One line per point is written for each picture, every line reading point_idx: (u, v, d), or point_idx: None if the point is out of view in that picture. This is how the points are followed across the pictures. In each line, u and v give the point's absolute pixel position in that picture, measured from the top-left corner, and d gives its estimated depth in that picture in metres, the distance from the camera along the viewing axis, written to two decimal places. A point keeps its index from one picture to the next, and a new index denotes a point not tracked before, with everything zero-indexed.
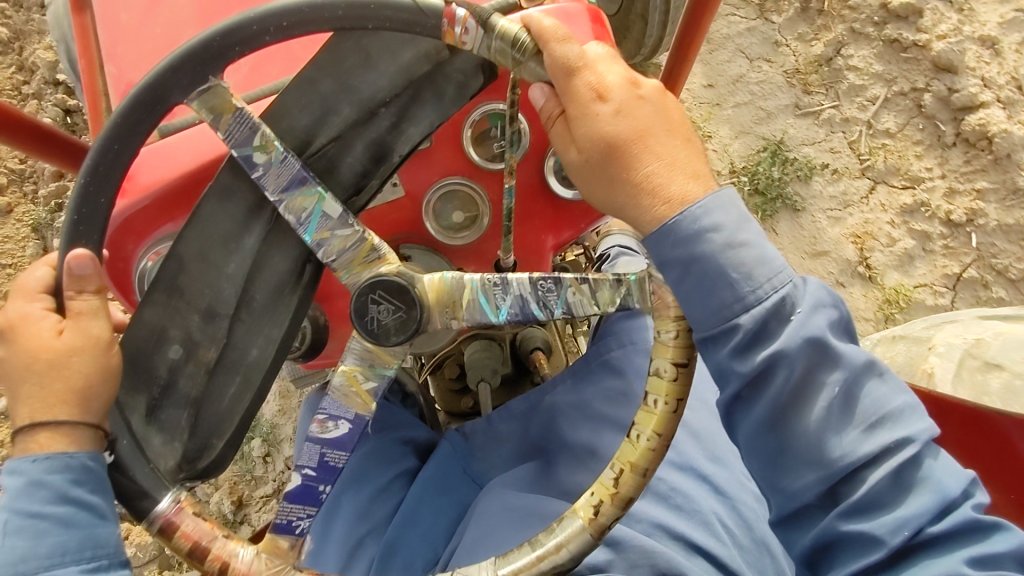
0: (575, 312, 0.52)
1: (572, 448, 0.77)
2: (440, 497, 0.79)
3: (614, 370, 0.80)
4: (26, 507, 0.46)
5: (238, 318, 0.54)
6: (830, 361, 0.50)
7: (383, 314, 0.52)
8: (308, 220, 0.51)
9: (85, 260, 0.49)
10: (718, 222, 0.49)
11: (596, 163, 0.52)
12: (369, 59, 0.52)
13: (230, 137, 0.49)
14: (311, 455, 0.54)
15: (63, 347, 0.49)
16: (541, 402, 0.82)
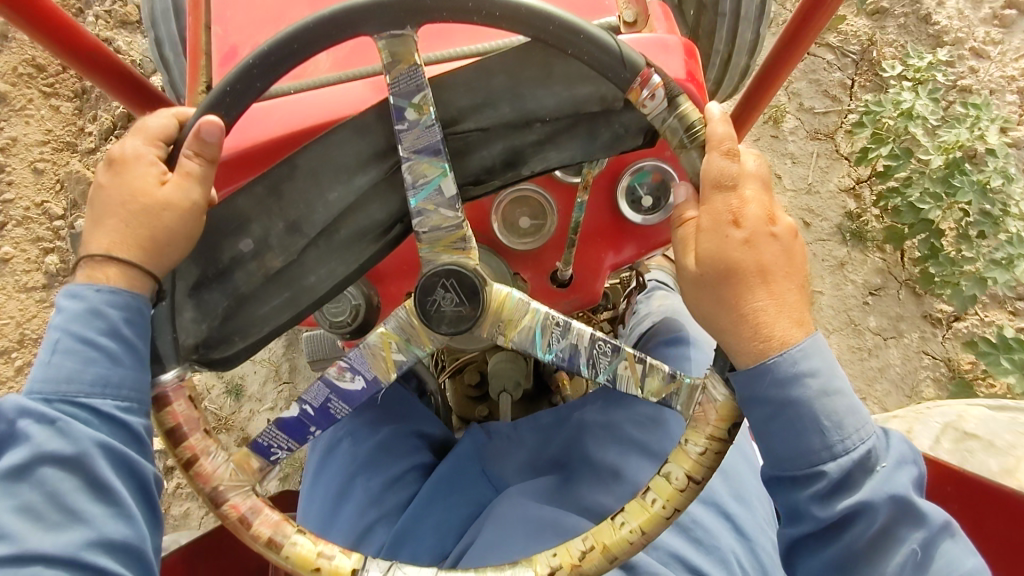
0: (618, 383, 0.54)
1: (595, 466, 0.76)
2: (451, 494, 0.79)
3: (650, 399, 0.80)
4: (82, 332, 0.50)
5: (313, 244, 0.56)
6: (913, 516, 0.49)
7: (445, 301, 0.53)
8: (421, 187, 0.52)
9: (215, 130, 0.51)
10: (816, 364, 0.49)
11: (708, 282, 0.51)
12: (550, 76, 0.53)
13: (395, 85, 0.51)
14: (317, 396, 0.56)
15: (166, 199, 0.53)
16: (570, 417, 0.83)
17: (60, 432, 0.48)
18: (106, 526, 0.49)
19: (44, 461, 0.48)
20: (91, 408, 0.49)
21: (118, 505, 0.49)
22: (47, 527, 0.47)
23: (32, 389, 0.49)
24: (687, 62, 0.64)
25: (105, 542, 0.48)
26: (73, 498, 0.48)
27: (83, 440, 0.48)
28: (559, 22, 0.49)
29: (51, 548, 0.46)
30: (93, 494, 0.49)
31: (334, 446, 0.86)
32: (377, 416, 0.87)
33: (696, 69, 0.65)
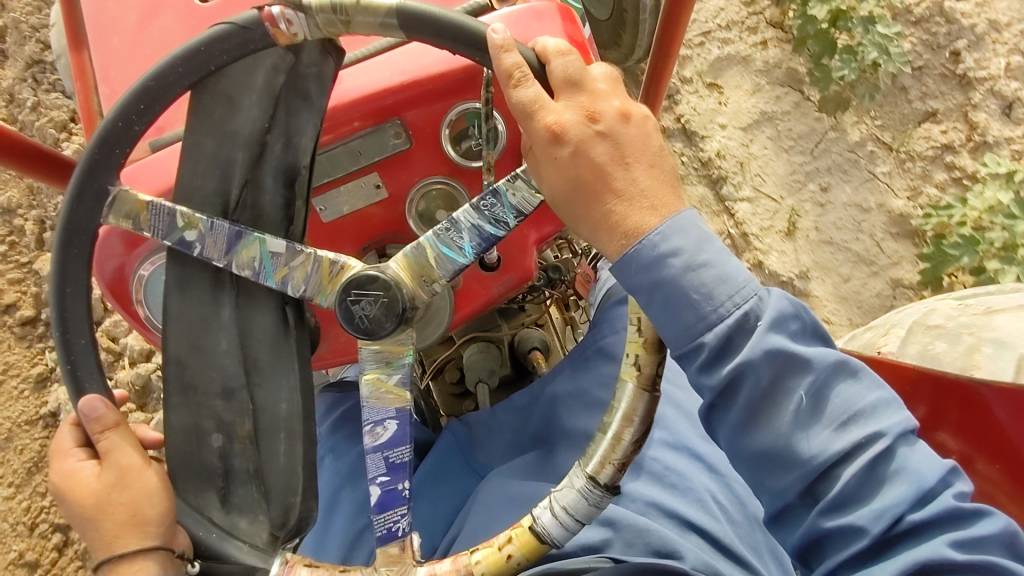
0: (524, 210, 0.54)
1: (570, 435, 0.77)
2: (440, 484, 0.81)
3: (608, 355, 0.80)
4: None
5: (252, 383, 0.56)
6: (793, 363, 0.50)
7: (368, 307, 0.52)
8: (263, 269, 0.54)
9: (94, 402, 0.53)
10: (671, 240, 0.50)
11: (560, 202, 0.54)
12: (232, 102, 0.54)
13: (155, 231, 0.54)
14: (376, 464, 0.53)
15: (128, 476, 0.53)
16: (542, 393, 0.82)
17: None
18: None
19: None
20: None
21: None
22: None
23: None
24: (565, 25, 0.64)
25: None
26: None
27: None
28: (180, 62, 0.50)
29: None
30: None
31: (322, 464, 0.86)
32: (355, 428, 0.87)
33: (577, 29, 0.64)
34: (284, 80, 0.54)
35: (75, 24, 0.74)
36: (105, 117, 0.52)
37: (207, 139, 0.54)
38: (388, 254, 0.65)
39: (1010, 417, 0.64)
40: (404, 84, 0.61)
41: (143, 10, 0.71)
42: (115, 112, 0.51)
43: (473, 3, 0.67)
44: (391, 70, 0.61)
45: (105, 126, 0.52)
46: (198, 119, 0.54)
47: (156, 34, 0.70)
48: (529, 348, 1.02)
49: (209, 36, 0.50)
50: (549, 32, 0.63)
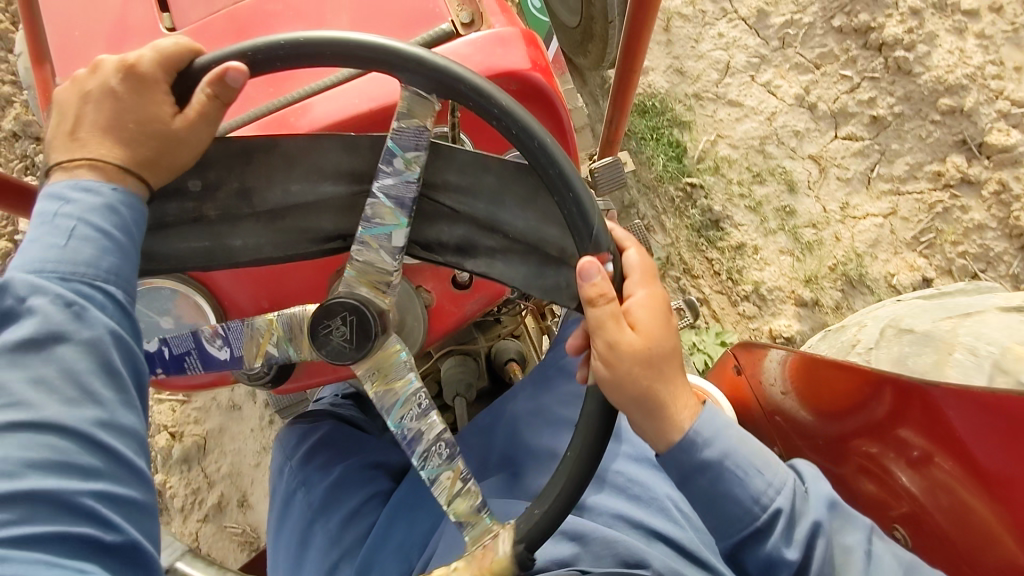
0: (433, 483, 0.60)
1: (537, 454, 0.81)
2: (415, 510, 0.79)
3: (567, 374, 0.88)
4: (97, 222, 0.51)
5: (256, 219, 0.60)
6: (856, 527, 0.65)
7: (335, 330, 0.57)
8: (375, 224, 0.57)
9: (240, 77, 0.52)
10: (715, 438, 0.62)
11: (654, 357, 0.58)
12: (533, 197, 0.59)
13: (399, 130, 0.54)
14: (182, 345, 0.63)
15: (173, 127, 0.53)
16: (504, 412, 0.88)
17: (77, 316, 0.49)
18: (119, 413, 0.50)
19: (60, 339, 0.48)
20: (108, 294, 0.51)
21: (126, 396, 0.51)
22: (62, 401, 0.47)
23: (41, 266, 0.49)
24: (529, 49, 0.66)
25: (112, 494, 0.48)
26: (90, 379, 0.48)
27: (97, 326, 0.49)
28: (560, 168, 0.54)
29: (67, 421, 0.46)
30: (102, 377, 0.49)
31: (290, 500, 0.88)
32: (329, 455, 0.89)
33: (539, 52, 0.67)
34: (553, 254, 0.59)
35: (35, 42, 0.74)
36: (498, 92, 0.53)
37: (490, 176, 0.59)
38: None
39: (962, 418, 0.68)
40: (373, 112, 0.63)
41: (109, 43, 0.72)
42: (502, 105, 0.53)
43: (438, 31, 0.68)
44: (358, 97, 0.64)
45: (488, 91, 0.53)
46: (512, 177, 0.58)
47: None
48: (505, 359, 1.04)
49: (583, 201, 0.54)
50: (513, 56, 0.64)
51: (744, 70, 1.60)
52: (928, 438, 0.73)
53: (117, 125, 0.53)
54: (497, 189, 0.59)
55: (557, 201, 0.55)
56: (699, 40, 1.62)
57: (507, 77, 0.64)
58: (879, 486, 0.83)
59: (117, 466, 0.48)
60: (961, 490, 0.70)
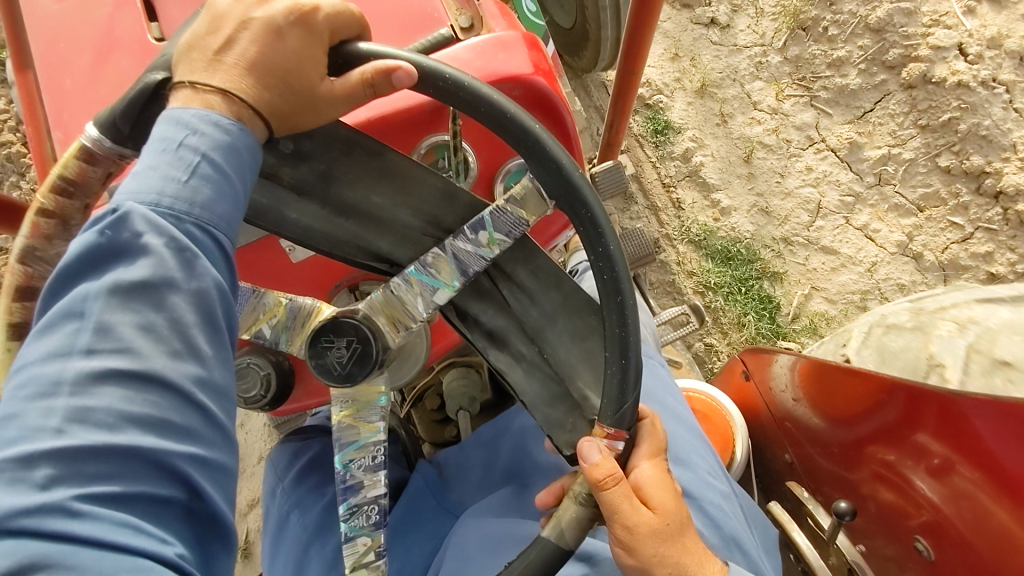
0: (346, 541, 0.56)
1: (543, 469, 0.78)
2: (412, 532, 0.80)
3: None
4: (217, 158, 0.45)
5: (321, 205, 0.57)
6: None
7: (332, 349, 0.55)
8: (429, 274, 0.56)
9: (407, 80, 0.49)
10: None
11: (669, 529, 0.55)
12: (580, 335, 0.59)
13: (500, 209, 0.55)
14: None
15: (318, 93, 0.50)
16: (510, 426, 0.84)
17: (187, 263, 0.43)
18: (217, 373, 0.44)
19: (171, 285, 0.42)
20: (215, 242, 0.45)
21: (224, 355, 0.45)
22: (167, 352, 0.41)
23: (154, 200, 0.43)
24: (531, 54, 0.64)
25: (206, 459, 0.42)
26: (195, 332, 0.43)
27: (207, 279, 0.44)
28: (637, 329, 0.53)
29: (170, 377, 0.41)
30: (206, 333, 0.43)
31: (285, 524, 0.85)
32: (320, 477, 0.85)
33: (542, 57, 0.65)
34: (575, 393, 0.58)
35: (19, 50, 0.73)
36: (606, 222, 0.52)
37: (556, 294, 0.59)
38: (362, 290, 0.66)
39: (989, 427, 0.65)
40: (372, 122, 0.60)
41: (97, 53, 0.69)
42: (608, 239, 0.52)
43: (435, 37, 0.65)
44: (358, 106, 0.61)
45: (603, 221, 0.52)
46: (578, 307, 0.59)
47: (110, 75, 0.68)
48: None
49: (637, 370, 0.53)
50: (515, 61, 0.62)
51: (836, 211, 1.41)
52: (949, 444, 0.71)
53: (265, 69, 0.48)
54: (556, 310, 0.59)
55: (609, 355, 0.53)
56: (784, 174, 1.44)
57: (511, 82, 0.61)
58: (897, 494, 0.80)
59: (211, 433, 0.43)
60: (984, 498, 0.67)
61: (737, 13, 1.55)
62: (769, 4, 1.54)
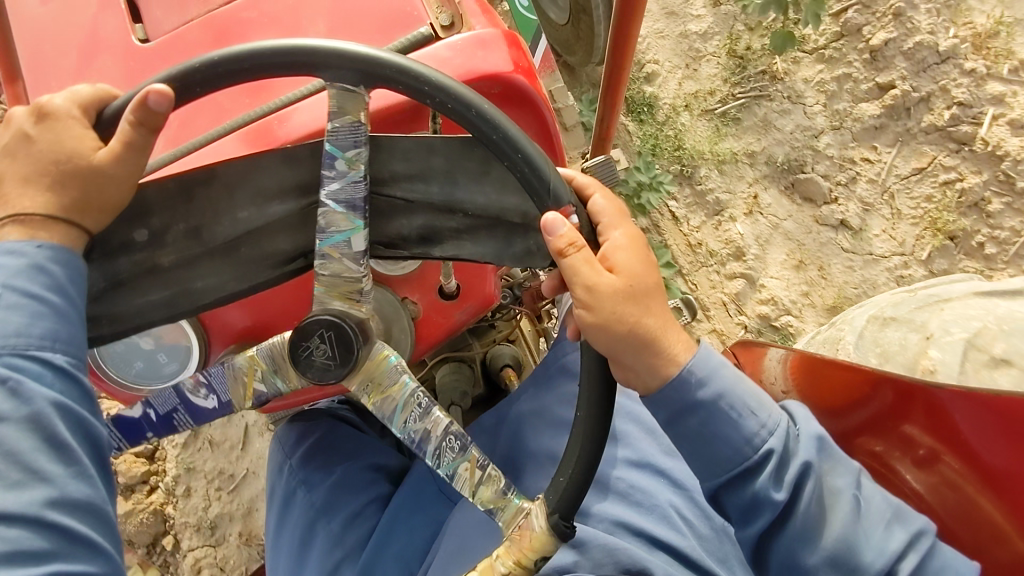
0: (452, 478, 0.59)
1: (535, 456, 0.80)
2: (413, 515, 0.80)
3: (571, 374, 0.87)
4: (28, 288, 0.50)
5: (211, 255, 0.59)
6: (845, 469, 0.64)
7: (315, 350, 0.55)
8: (330, 234, 0.55)
9: (165, 98, 0.49)
10: (710, 377, 0.61)
11: (634, 292, 0.58)
12: (488, 173, 0.57)
13: (335, 133, 0.52)
14: (166, 401, 0.61)
15: (96, 163, 0.51)
16: (509, 413, 0.87)
17: (13, 392, 0.48)
18: (70, 486, 0.50)
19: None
20: (44, 362, 0.50)
21: (77, 466, 0.51)
22: (7, 485, 0.48)
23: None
24: (511, 51, 0.64)
25: (67, 568, 0.49)
26: (34, 457, 0.49)
27: (36, 400, 0.49)
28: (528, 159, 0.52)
29: (12, 508, 0.47)
30: (49, 454, 0.49)
31: (289, 501, 0.86)
32: (326, 457, 0.86)
33: (522, 55, 0.65)
34: (517, 220, 0.59)
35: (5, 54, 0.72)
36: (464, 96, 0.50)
37: (438, 158, 0.57)
38: None
39: (968, 420, 0.66)
40: None
41: (81, 54, 0.70)
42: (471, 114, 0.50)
43: (415, 35, 0.65)
44: None
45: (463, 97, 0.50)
46: (460, 154, 0.57)
47: (94, 77, 0.69)
48: (501, 365, 1.01)
49: (534, 159, 0.52)
50: (494, 59, 0.63)
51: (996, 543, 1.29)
52: (934, 435, 0.71)
53: (41, 167, 0.51)
54: (451, 166, 0.57)
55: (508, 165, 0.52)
56: None
57: (490, 80, 0.62)
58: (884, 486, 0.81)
59: (73, 543, 0.49)
60: (971, 489, 0.68)
61: (870, 214, 1.42)
62: (909, 205, 1.41)
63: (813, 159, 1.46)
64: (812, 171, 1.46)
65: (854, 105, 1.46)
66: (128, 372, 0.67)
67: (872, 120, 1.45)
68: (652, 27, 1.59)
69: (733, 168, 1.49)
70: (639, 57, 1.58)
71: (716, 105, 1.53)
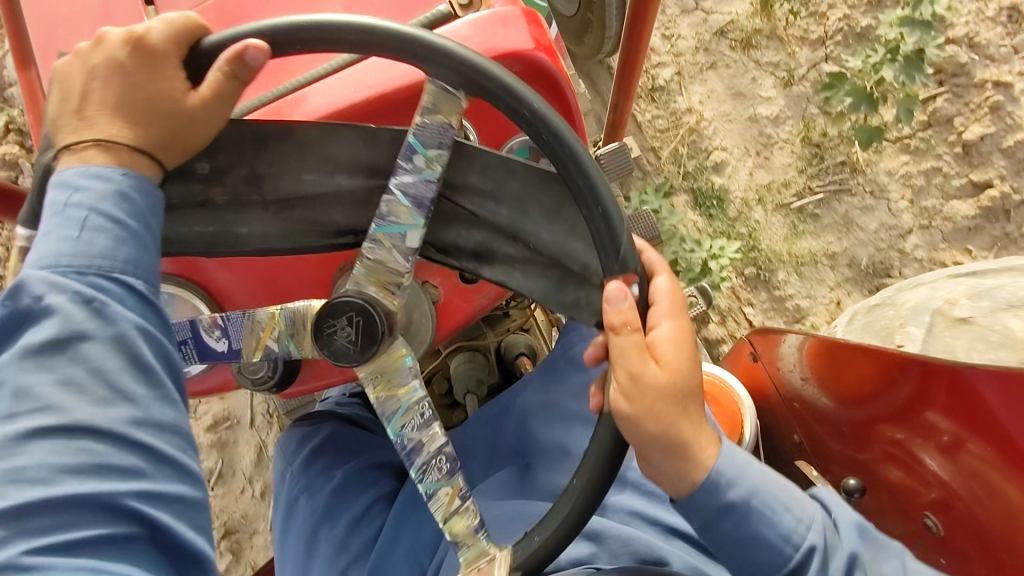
0: (430, 497, 0.59)
1: (547, 450, 0.80)
2: (420, 512, 0.78)
3: (579, 366, 0.85)
4: (105, 207, 0.47)
5: (265, 206, 0.57)
6: (892, 555, 0.60)
7: (339, 332, 0.55)
8: (390, 223, 0.55)
9: (262, 53, 0.48)
10: (739, 477, 0.58)
11: (677, 395, 0.55)
12: (558, 212, 0.56)
13: (421, 126, 0.52)
14: (183, 329, 0.60)
15: (188, 108, 0.49)
16: (513, 405, 0.86)
17: (97, 312, 0.45)
18: (155, 409, 0.46)
19: (83, 338, 0.44)
20: (126, 287, 0.46)
21: (162, 390, 0.46)
22: (92, 402, 0.43)
23: (55, 262, 0.45)
24: (532, 29, 0.63)
25: (157, 492, 0.44)
26: (119, 376, 0.44)
27: (121, 322, 0.45)
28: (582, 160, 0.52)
29: (99, 423, 0.43)
30: (134, 374, 0.45)
31: (293, 507, 0.85)
32: (329, 459, 0.86)
33: (542, 32, 0.64)
34: (575, 268, 0.57)
35: (21, 45, 0.71)
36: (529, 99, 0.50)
37: (515, 182, 0.57)
38: None
39: (1001, 401, 0.64)
40: (370, 99, 0.60)
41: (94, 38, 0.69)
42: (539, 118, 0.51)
43: (432, 15, 0.64)
44: (355, 84, 0.61)
45: (525, 98, 0.50)
46: (537, 183, 0.56)
47: None
48: (515, 353, 1.00)
49: (612, 216, 0.52)
50: (516, 36, 0.61)
51: None
52: (958, 421, 0.70)
53: (125, 98, 0.49)
54: (521, 195, 0.57)
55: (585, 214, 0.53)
56: None
57: (512, 57, 0.61)
58: (905, 473, 0.80)
59: (162, 465, 0.45)
60: (994, 476, 0.67)
61: None
62: None
63: (900, 262, 1.36)
64: (898, 274, 1.36)
65: (944, 203, 1.35)
66: None
67: (966, 221, 1.34)
68: (718, 109, 1.48)
69: (812, 271, 1.39)
70: (704, 144, 1.47)
71: (792, 200, 1.42)
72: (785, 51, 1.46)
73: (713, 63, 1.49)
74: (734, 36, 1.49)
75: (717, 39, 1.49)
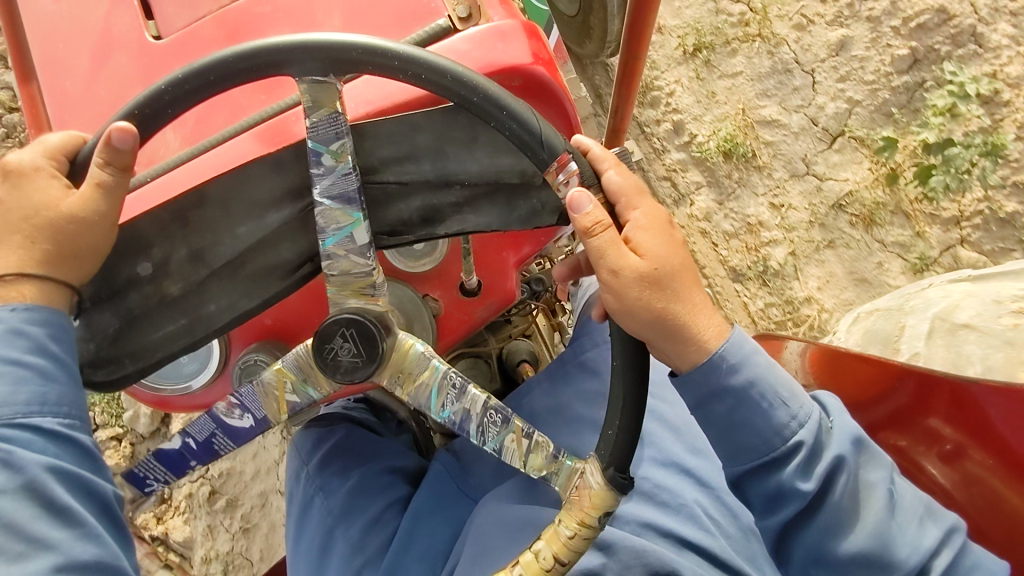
0: (502, 453, 0.60)
1: None
2: (435, 516, 0.80)
3: (589, 370, 0.86)
4: (8, 355, 0.52)
5: (216, 275, 0.61)
6: (880, 463, 0.63)
7: (342, 350, 0.55)
8: (332, 231, 0.55)
9: (128, 134, 0.50)
10: (743, 363, 0.60)
11: (657, 278, 0.57)
12: (475, 141, 0.58)
13: (313, 130, 0.52)
14: (203, 429, 0.61)
15: (69, 211, 0.53)
16: (522, 409, 0.86)
17: (5, 463, 0.51)
18: (74, 548, 0.53)
19: None
20: (34, 428, 0.52)
21: (82, 528, 0.54)
22: (11, 557, 0.50)
23: None
24: (530, 42, 0.63)
25: None
26: (33, 524, 0.51)
27: (31, 467, 0.51)
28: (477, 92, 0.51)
29: None
30: (48, 519, 0.52)
31: (307, 506, 0.85)
32: (344, 462, 0.86)
33: (541, 46, 0.64)
34: (516, 181, 0.60)
35: (22, 60, 0.72)
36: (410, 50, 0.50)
37: (423, 135, 0.58)
38: None
39: (1001, 414, 0.64)
40: (370, 114, 0.60)
41: (94, 53, 0.70)
42: (424, 65, 0.50)
43: (432, 29, 0.64)
44: (357, 101, 0.61)
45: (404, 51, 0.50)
46: None
47: (109, 74, 0.68)
48: (517, 360, 1.00)
49: (519, 114, 0.52)
50: (514, 50, 0.61)
51: None
52: (960, 429, 0.70)
53: (26, 224, 0.54)
54: (440, 141, 0.58)
55: (495, 125, 0.52)
56: None
57: (509, 73, 0.61)
58: (910, 479, 0.79)
59: None
60: (994, 483, 0.67)
61: None
62: None
63: None
64: None
65: None
66: (148, 373, 0.67)
67: None
68: (838, 297, 1.35)
69: None
70: None
71: None
72: (912, 230, 1.34)
73: (830, 242, 1.37)
74: (853, 210, 1.36)
75: (835, 213, 1.37)
